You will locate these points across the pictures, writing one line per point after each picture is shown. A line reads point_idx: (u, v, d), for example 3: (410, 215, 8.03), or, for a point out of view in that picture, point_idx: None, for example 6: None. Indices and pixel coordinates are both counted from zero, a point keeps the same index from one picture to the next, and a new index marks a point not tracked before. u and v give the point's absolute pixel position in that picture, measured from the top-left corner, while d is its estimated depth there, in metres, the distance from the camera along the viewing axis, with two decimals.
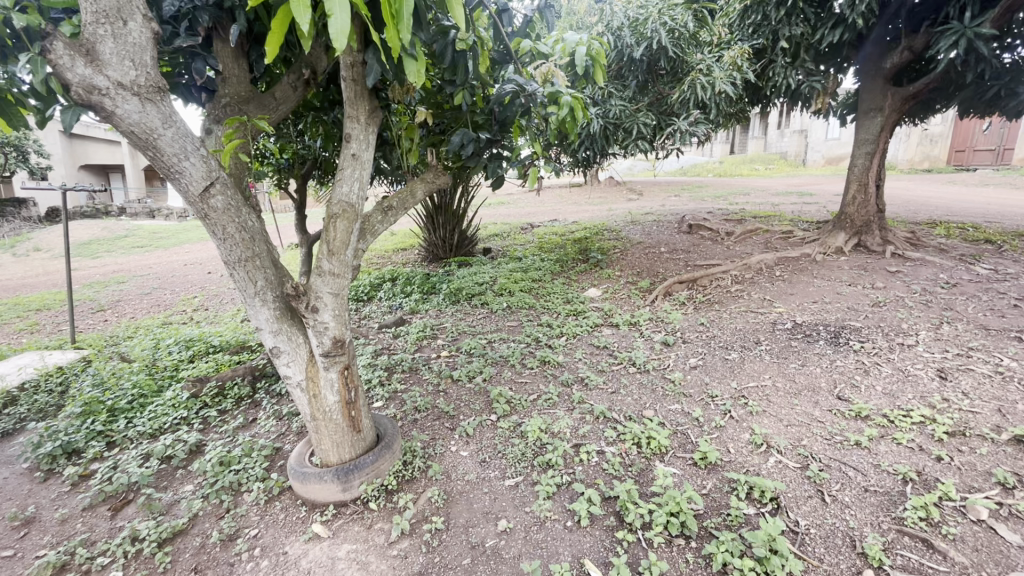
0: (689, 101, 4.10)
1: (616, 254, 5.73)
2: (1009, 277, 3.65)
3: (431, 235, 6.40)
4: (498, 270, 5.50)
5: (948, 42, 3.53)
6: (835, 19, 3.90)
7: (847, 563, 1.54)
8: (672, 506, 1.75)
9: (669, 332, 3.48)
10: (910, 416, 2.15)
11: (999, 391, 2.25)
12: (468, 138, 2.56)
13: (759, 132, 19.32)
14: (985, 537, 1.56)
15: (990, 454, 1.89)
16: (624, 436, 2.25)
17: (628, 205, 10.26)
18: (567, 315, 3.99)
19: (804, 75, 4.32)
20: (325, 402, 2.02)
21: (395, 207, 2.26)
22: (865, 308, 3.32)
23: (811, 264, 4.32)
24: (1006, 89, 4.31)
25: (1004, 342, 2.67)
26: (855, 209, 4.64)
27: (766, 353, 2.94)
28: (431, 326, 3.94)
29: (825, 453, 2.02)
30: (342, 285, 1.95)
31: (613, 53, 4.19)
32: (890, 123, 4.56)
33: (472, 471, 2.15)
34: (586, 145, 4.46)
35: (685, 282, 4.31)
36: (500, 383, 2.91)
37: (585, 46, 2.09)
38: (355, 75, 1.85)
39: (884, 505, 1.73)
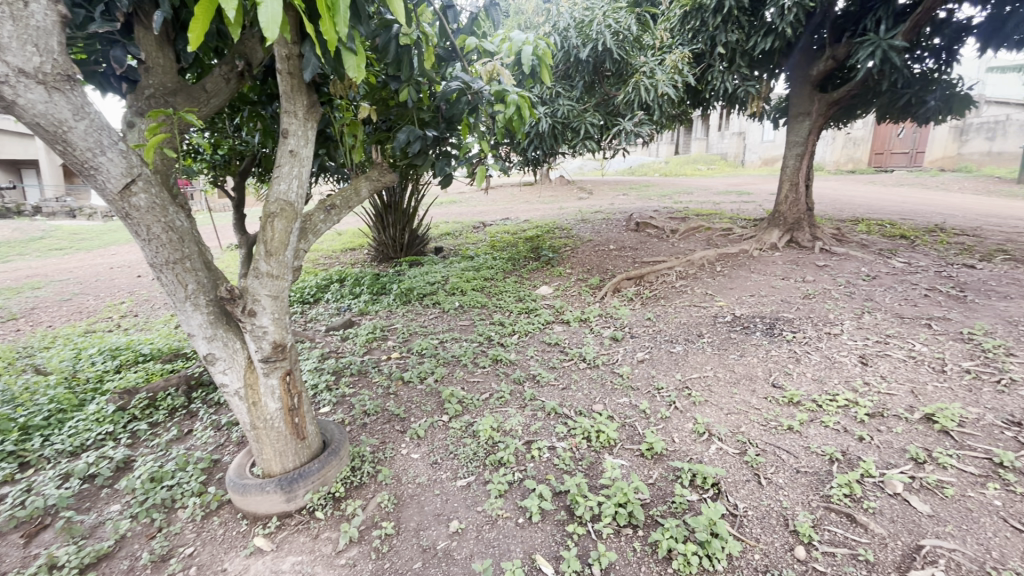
0: (634, 102, 4.21)
1: (566, 251, 5.82)
2: (920, 269, 3.98)
3: (380, 234, 6.26)
4: (449, 269, 5.46)
5: (866, 52, 3.79)
6: (766, 28, 4.14)
7: (781, 541, 1.64)
8: (619, 497, 1.80)
9: (618, 327, 3.57)
10: (836, 400, 2.31)
11: (911, 374, 2.46)
12: (414, 136, 2.52)
13: (701, 133, 20.22)
14: (900, 508, 1.70)
15: (905, 432, 2.06)
16: (574, 431, 2.29)
17: (579, 204, 10.43)
18: (519, 313, 4.01)
19: (740, 80, 4.52)
20: (265, 410, 1.94)
21: (339, 206, 2.19)
22: (797, 300, 3.54)
23: (748, 260, 4.56)
24: (916, 97, 4.71)
25: (916, 328, 2.92)
26: (787, 207, 4.93)
27: (708, 345, 3.07)
28: (381, 328, 3.85)
29: (761, 438, 2.13)
30: (281, 288, 1.87)
31: (560, 53, 4.22)
32: (817, 126, 4.85)
33: (424, 474, 2.12)
34: (536, 144, 4.50)
35: (633, 279, 4.43)
36: (452, 383, 2.89)
37: (531, 45, 2.11)
38: (292, 68, 1.77)
39: (814, 484, 1.85)
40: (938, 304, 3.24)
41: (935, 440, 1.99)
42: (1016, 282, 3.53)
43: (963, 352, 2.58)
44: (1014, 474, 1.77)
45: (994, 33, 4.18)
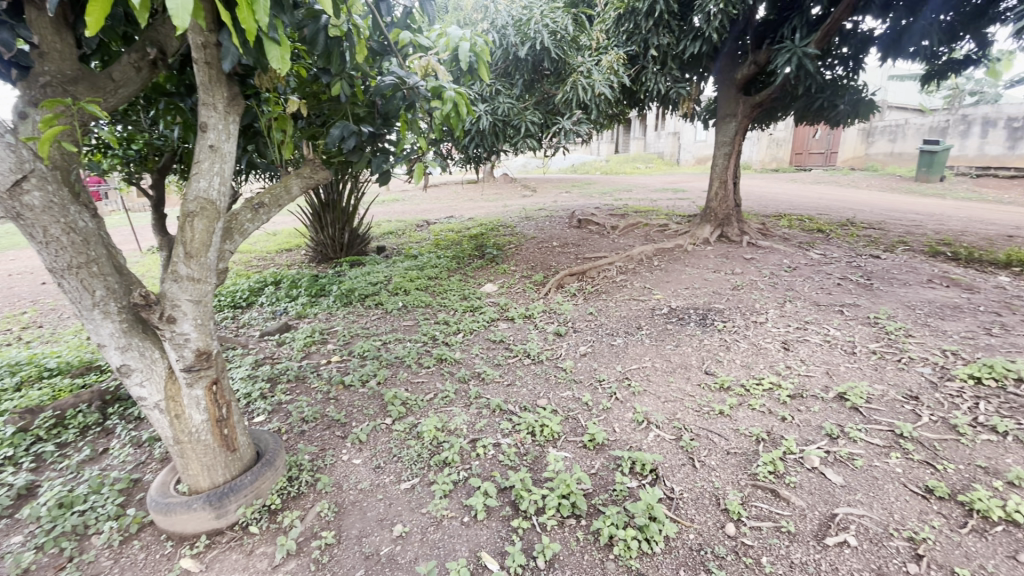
0: (572, 101, 4.28)
1: (510, 249, 5.86)
2: (834, 260, 4.32)
3: (318, 234, 6.02)
4: (392, 269, 5.34)
5: (783, 59, 4.05)
6: (694, 33, 4.33)
7: (713, 520, 1.73)
8: (563, 489, 1.83)
9: (561, 323, 3.63)
10: (761, 383, 2.47)
11: (827, 356, 2.66)
12: (348, 132, 2.44)
13: (640, 133, 21.00)
14: (817, 481, 1.84)
15: (821, 410, 2.23)
16: (518, 426, 2.31)
17: (523, 202, 10.53)
18: (463, 312, 3.99)
19: (672, 82, 4.72)
20: (190, 423, 1.81)
21: (268, 205, 2.08)
22: (727, 292, 3.74)
23: (682, 254, 4.77)
24: (828, 102, 5.10)
25: (830, 315, 3.17)
26: (718, 203, 5.18)
27: (646, 337, 3.19)
28: (320, 331, 3.71)
29: (695, 424, 2.24)
30: (204, 292, 1.76)
31: (498, 51, 4.21)
32: (743, 127, 5.14)
33: (366, 479, 2.07)
34: (477, 142, 4.49)
35: (576, 275, 4.53)
36: (395, 384, 2.83)
37: (468, 41, 2.10)
38: (208, 58, 1.66)
39: (742, 464, 1.96)
40: (849, 292, 3.53)
41: (847, 416, 2.17)
42: (913, 270, 3.91)
43: (870, 335, 2.83)
44: (913, 443, 1.96)
45: (893, 44, 4.60)
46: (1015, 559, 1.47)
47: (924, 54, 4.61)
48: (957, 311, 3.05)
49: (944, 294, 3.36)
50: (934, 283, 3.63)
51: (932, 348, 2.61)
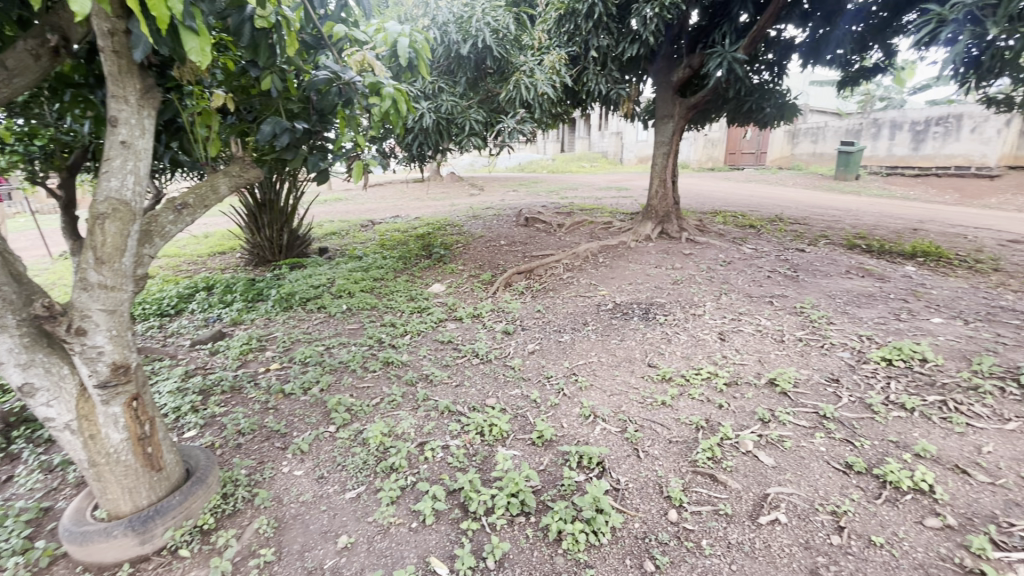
0: (515, 100, 4.30)
1: (458, 248, 5.82)
2: (764, 254, 4.59)
3: (254, 235, 5.72)
4: (335, 271, 5.16)
5: (715, 62, 4.23)
6: (632, 35, 4.45)
7: (657, 508, 1.78)
8: (511, 487, 1.84)
9: (509, 321, 3.64)
10: (700, 373, 2.58)
11: (759, 345, 2.82)
12: (280, 128, 2.33)
13: (584, 133, 21.50)
14: (751, 464, 1.94)
15: (754, 397, 2.35)
16: (467, 427, 2.30)
17: (470, 201, 10.48)
18: (410, 313, 3.92)
19: (612, 83, 4.83)
20: (107, 443, 1.67)
21: (192, 206, 1.95)
22: (668, 286, 3.89)
23: (626, 251, 4.91)
24: (756, 105, 5.39)
25: (761, 305, 3.36)
26: (658, 201, 5.36)
27: (592, 333, 3.25)
28: (258, 337, 3.53)
29: (639, 415, 2.31)
30: (119, 300, 1.62)
31: (440, 48, 4.15)
32: (679, 127, 5.34)
33: (309, 491, 1.98)
34: (420, 140, 4.41)
35: (523, 273, 4.56)
36: (339, 391, 2.74)
37: (407, 37, 2.05)
38: (117, 46, 1.53)
39: (683, 452, 2.04)
40: (778, 284, 3.75)
41: (777, 401, 2.30)
42: (833, 262, 4.22)
43: (797, 324, 3.02)
44: (834, 423, 2.11)
45: (813, 52, 4.93)
46: (923, 523, 1.62)
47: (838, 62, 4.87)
48: (871, 299, 3.31)
49: (860, 284, 3.65)
50: (851, 273, 3.92)
51: (851, 334, 2.82)
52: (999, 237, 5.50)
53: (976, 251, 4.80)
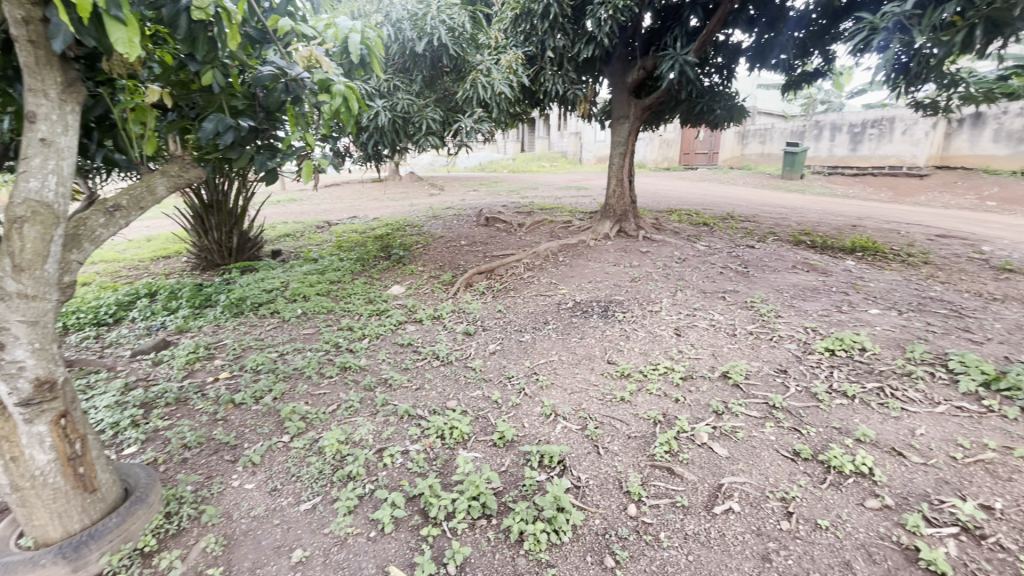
0: (472, 99, 4.27)
1: (417, 249, 5.74)
2: (717, 251, 4.74)
3: (201, 238, 5.46)
4: (289, 274, 4.98)
5: (667, 65, 4.32)
6: (587, 37, 4.49)
7: (616, 503, 1.81)
8: (472, 491, 1.82)
9: (470, 322, 3.61)
10: (657, 368, 2.64)
11: (713, 340, 2.91)
12: (223, 125, 2.22)
13: (544, 132, 21.70)
14: (706, 456, 2.00)
15: (709, 390, 2.42)
16: (428, 431, 2.26)
17: (429, 200, 10.35)
18: (369, 316, 3.84)
19: (569, 83, 4.87)
20: (32, 465, 1.54)
21: (126, 207, 1.83)
22: (626, 284, 3.96)
23: (586, 249, 4.97)
24: (707, 107, 5.55)
25: (715, 301, 3.47)
26: (616, 200, 5.45)
27: (552, 332, 3.27)
28: (206, 345, 3.36)
29: (599, 412, 2.34)
30: (42, 311, 1.50)
31: (394, 45, 4.06)
32: (635, 127, 5.45)
33: (260, 504, 1.90)
34: (376, 138, 4.31)
35: (484, 273, 4.54)
36: (294, 399, 2.64)
37: (359, 33, 1.99)
38: (33, 35, 1.42)
39: (641, 446, 2.08)
40: (730, 279, 3.89)
41: (730, 393, 2.38)
42: (781, 258, 4.41)
43: (747, 318, 3.13)
44: (783, 412, 2.20)
45: (759, 56, 5.12)
46: (864, 505, 1.70)
47: (783, 66, 5.18)
48: (815, 292, 3.48)
49: (805, 278, 3.83)
50: (797, 268, 4.11)
51: (797, 326, 2.95)
52: (928, 232, 5.91)
53: (908, 245, 5.13)
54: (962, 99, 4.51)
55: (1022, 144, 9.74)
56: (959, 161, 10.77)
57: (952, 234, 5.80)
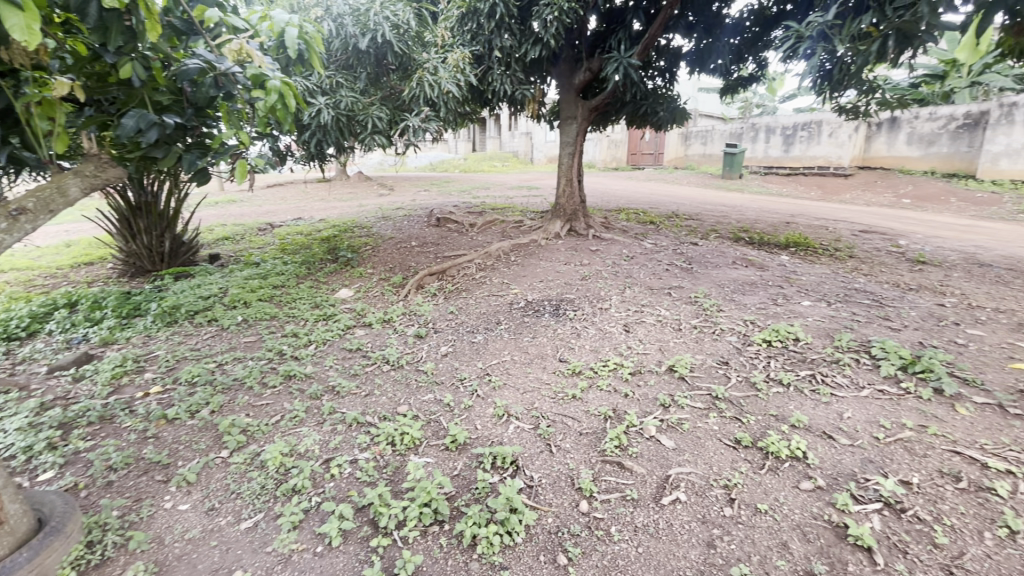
0: (419, 98, 4.21)
1: (367, 251, 5.60)
2: (663, 249, 4.90)
3: (129, 243, 5.08)
4: (228, 279, 4.73)
5: (612, 67, 4.39)
6: (534, 37, 4.50)
7: (569, 500, 1.82)
8: (423, 497, 1.78)
9: (422, 324, 3.55)
10: (607, 364, 2.69)
11: (660, 335, 3.00)
12: (146, 122, 2.08)
13: (495, 132, 21.74)
14: (654, 449, 2.05)
15: (656, 383, 2.49)
16: (377, 438, 2.20)
17: (378, 201, 10.13)
18: (315, 321, 3.70)
19: (516, 84, 4.88)
20: None
21: (32, 211, 1.67)
22: (577, 282, 4.02)
23: (537, 249, 5.00)
24: (650, 109, 5.70)
25: (661, 297, 3.58)
26: (566, 200, 5.52)
27: (505, 332, 3.26)
28: (134, 358, 3.13)
29: (551, 410, 2.35)
30: None
31: (336, 41, 3.91)
32: (582, 128, 5.54)
33: (196, 526, 1.79)
34: (319, 136, 4.15)
35: (435, 274, 4.48)
36: (233, 411, 2.50)
37: (296, 28, 1.90)
38: None
39: (593, 443, 2.11)
40: (675, 276, 4.02)
41: (676, 386, 2.46)
42: (722, 254, 4.61)
43: (692, 312, 3.25)
44: (725, 403, 2.30)
45: (697, 60, 5.32)
46: (798, 487, 1.80)
47: (721, 71, 5.40)
48: (753, 287, 3.66)
49: (744, 273, 4.01)
50: (737, 264, 4.31)
51: (738, 319, 3.09)
52: (852, 228, 6.34)
53: (835, 240, 5.50)
54: (879, 105, 4.87)
55: (931, 146, 10.64)
56: (879, 162, 11.64)
57: (873, 230, 6.26)
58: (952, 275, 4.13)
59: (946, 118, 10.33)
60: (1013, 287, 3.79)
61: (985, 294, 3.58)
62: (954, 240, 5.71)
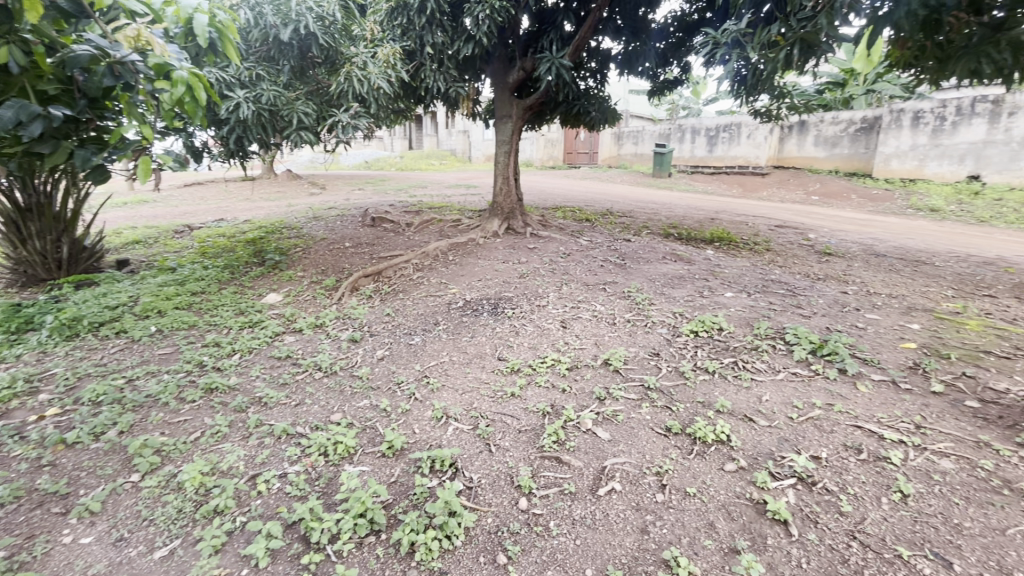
0: (347, 93, 4.04)
1: (296, 253, 5.34)
2: (598, 245, 5.03)
3: (18, 249, 4.53)
4: (139, 286, 4.34)
5: (545, 67, 4.43)
6: (466, 35, 4.46)
7: (508, 498, 1.83)
8: (358, 508, 1.72)
9: (356, 328, 3.43)
10: (545, 361, 2.72)
11: (596, 329, 3.07)
12: (28, 112, 1.85)
13: (432, 130, 21.48)
14: (591, 441, 2.09)
15: (592, 377, 2.55)
16: (309, 450, 2.10)
17: (309, 200, 9.68)
18: (240, 328, 3.48)
19: (449, 81, 4.83)
20: None
21: None
22: (515, 280, 4.04)
23: (475, 248, 4.97)
24: (583, 109, 5.82)
25: (597, 292, 3.67)
26: (503, 198, 5.54)
27: (443, 332, 3.22)
28: (26, 378, 2.79)
29: (490, 409, 2.35)
30: None
31: (254, 31, 3.68)
32: (517, 127, 5.56)
33: (101, 560, 1.62)
34: (238, 133, 3.89)
35: (370, 276, 4.34)
36: (146, 431, 2.29)
37: (206, 15, 1.77)
38: None
39: (531, 439, 2.13)
40: (609, 272, 4.14)
41: (611, 379, 2.53)
42: (653, 250, 4.80)
43: (625, 307, 3.36)
44: (656, 392, 2.39)
45: (626, 63, 5.50)
46: (723, 469, 1.91)
47: (648, 74, 5.61)
48: (681, 280, 3.84)
49: (674, 267, 4.20)
50: (667, 259, 4.50)
51: (668, 312, 3.23)
52: (769, 223, 6.83)
53: (754, 235, 5.89)
54: (789, 109, 5.27)
55: (834, 147, 11.65)
56: (791, 162, 12.58)
57: (787, 224, 6.77)
58: (853, 265, 4.54)
59: (846, 122, 11.33)
60: (903, 275, 4.23)
61: (880, 282, 3.97)
62: (854, 233, 6.29)
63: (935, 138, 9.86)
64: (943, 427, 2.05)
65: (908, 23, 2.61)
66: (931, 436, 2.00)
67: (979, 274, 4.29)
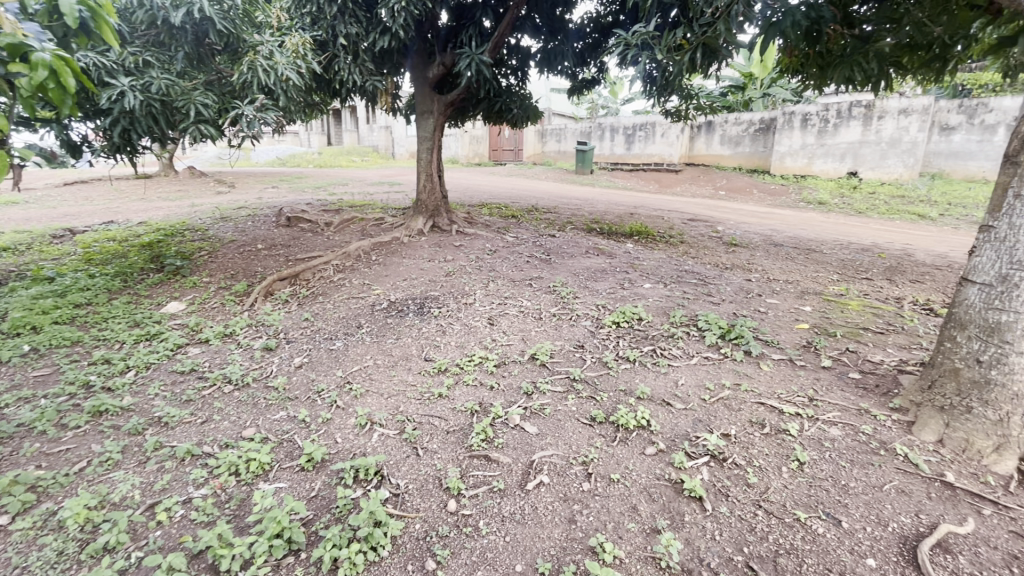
0: (251, 84, 3.71)
1: (201, 257, 4.92)
2: (523, 241, 5.08)
3: None
4: (7, 299, 3.78)
5: (464, 62, 4.38)
6: (382, 27, 4.29)
7: (436, 502, 1.79)
8: (274, 527, 1.61)
9: (271, 335, 3.21)
10: (472, 359, 2.70)
11: (522, 325, 3.10)
12: None
13: (352, 125, 20.69)
14: (520, 437, 2.11)
15: (520, 372, 2.57)
16: (217, 470, 1.94)
17: (216, 200, 8.95)
18: (134, 342, 3.13)
19: (365, 74, 4.64)
20: None
21: None
22: (442, 279, 3.97)
23: (400, 246, 4.84)
24: (505, 106, 5.83)
25: (523, 288, 3.70)
26: (427, 195, 5.44)
27: (366, 335, 3.10)
28: None
29: (416, 412, 2.29)
30: None
31: (139, 12, 3.31)
32: (439, 123, 5.47)
33: None
34: (125, 125, 3.49)
35: (286, 278, 4.10)
36: (16, 465, 2.00)
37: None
38: None
39: (460, 439, 2.10)
40: (535, 267, 4.19)
41: (538, 373, 2.57)
42: (577, 244, 4.93)
43: (551, 301, 3.42)
44: (581, 383, 2.46)
45: (546, 61, 5.60)
46: (644, 453, 1.99)
47: (567, 72, 5.75)
48: (603, 273, 3.97)
49: (596, 261, 4.33)
50: (590, 253, 4.64)
51: (591, 305, 3.32)
52: (682, 217, 7.25)
53: (669, 228, 6.22)
54: (697, 109, 5.61)
55: (738, 146, 12.59)
56: (701, 159, 13.44)
57: (698, 218, 7.22)
58: (756, 254, 4.93)
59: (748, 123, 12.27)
60: (798, 262, 4.66)
61: (779, 269, 4.34)
62: (756, 225, 6.84)
63: (822, 138, 10.94)
64: (832, 398, 2.27)
65: (793, 32, 2.83)
66: (821, 407, 2.21)
67: (859, 260, 4.82)
